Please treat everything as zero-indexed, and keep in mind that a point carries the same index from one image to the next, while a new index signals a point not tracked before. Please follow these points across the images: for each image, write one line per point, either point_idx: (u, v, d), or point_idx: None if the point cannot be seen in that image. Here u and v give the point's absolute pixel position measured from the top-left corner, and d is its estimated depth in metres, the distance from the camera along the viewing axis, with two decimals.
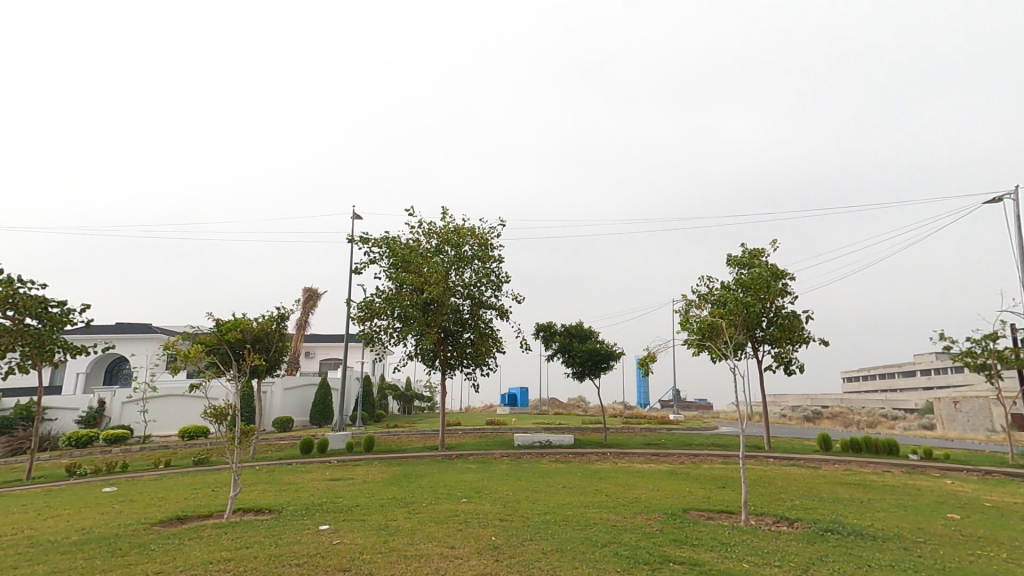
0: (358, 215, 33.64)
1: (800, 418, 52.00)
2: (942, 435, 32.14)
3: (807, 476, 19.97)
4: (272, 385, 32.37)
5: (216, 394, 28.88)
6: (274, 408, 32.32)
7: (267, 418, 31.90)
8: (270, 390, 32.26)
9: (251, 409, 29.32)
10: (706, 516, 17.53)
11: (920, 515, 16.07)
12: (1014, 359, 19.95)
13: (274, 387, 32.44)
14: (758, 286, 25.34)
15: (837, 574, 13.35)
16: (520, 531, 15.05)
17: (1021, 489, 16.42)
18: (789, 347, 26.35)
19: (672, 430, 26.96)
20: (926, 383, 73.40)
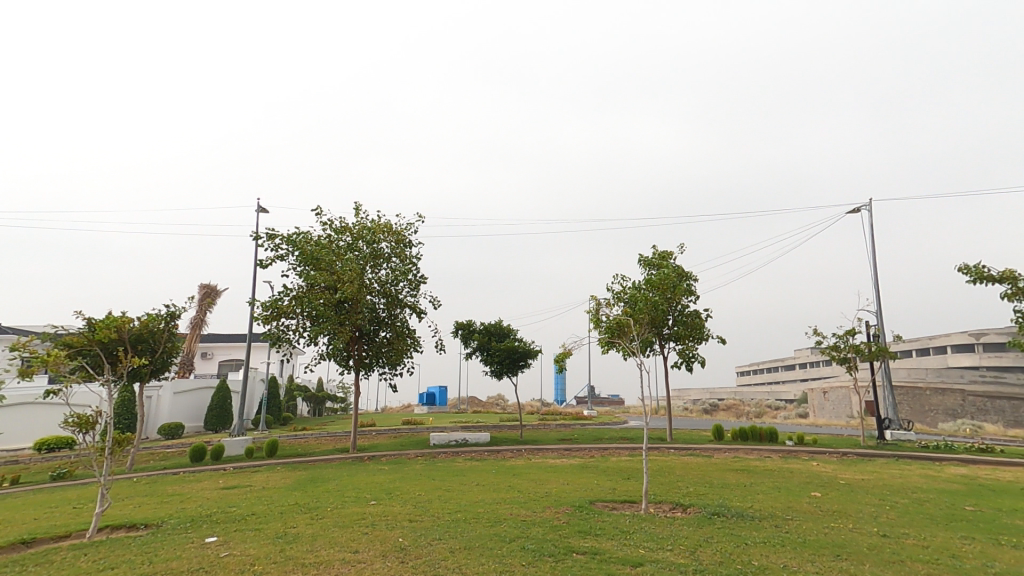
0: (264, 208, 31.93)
1: (698, 410, 56.31)
2: (815, 422, 36.30)
3: (701, 465, 21.72)
4: (158, 390, 29.84)
5: (85, 401, 26.12)
6: (161, 414, 29.86)
7: (151, 426, 29.37)
8: (156, 395, 29.74)
9: (130, 416, 26.85)
10: (610, 506, 18.58)
11: (790, 495, 18.08)
12: (867, 353, 23.00)
13: (161, 392, 29.95)
14: (665, 287, 27.09)
15: (718, 553, 14.71)
16: (429, 531, 15.14)
17: (869, 468, 19.00)
18: (691, 345, 28.42)
19: (585, 426, 28.19)
20: (805, 375, 82.33)
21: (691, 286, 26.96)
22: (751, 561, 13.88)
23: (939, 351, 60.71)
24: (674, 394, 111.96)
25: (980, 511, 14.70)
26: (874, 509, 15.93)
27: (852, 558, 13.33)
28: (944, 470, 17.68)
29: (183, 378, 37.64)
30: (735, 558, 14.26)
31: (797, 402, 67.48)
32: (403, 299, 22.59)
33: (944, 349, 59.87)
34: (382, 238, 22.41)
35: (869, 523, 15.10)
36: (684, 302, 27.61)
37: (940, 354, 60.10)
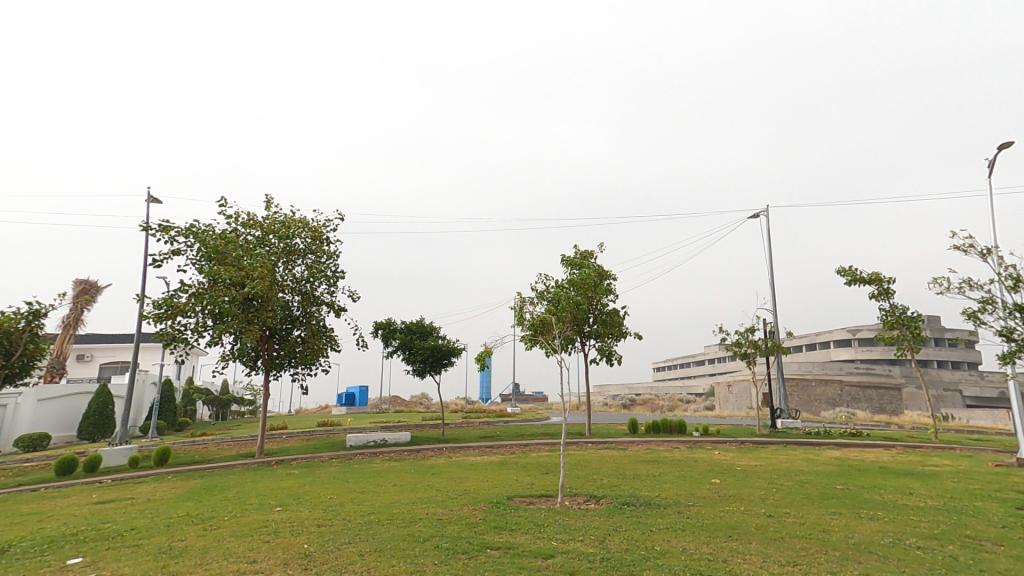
0: (156, 199, 29.34)
1: (615, 406, 58.52)
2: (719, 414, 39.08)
3: (616, 457, 22.65)
4: (17, 397, 26.86)
5: None
6: (20, 423, 26.90)
7: (8, 437, 26.32)
8: (14, 403, 26.77)
9: None
10: (527, 501, 18.92)
11: (693, 482, 19.33)
12: (765, 348, 25.02)
13: (20, 399, 26.97)
14: (586, 287, 27.97)
15: (625, 541, 15.40)
16: (339, 536, 14.64)
17: (762, 454, 20.72)
18: (610, 341, 29.54)
19: (507, 422, 28.55)
20: (711, 369, 88.23)
21: (611, 285, 28.01)
22: (654, 547, 14.68)
23: (824, 346, 67.38)
24: (597, 390, 116.37)
25: (848, 488, 16.49)
26: (763, 492, 17.40)
27: (741, 538, 14.48)
28: (822, 453, 19.67)
29: (50, 382, 33.72)
30: (640, 544, 15.04)
31: (705, 396, 72.24)
32: (320, 297, 21.73)
33: (828, 344, 66.47)
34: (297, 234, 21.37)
35: (758, 505, 16.46)
36: (605, 300, 28.64)
37: (825, 348, 66.73)
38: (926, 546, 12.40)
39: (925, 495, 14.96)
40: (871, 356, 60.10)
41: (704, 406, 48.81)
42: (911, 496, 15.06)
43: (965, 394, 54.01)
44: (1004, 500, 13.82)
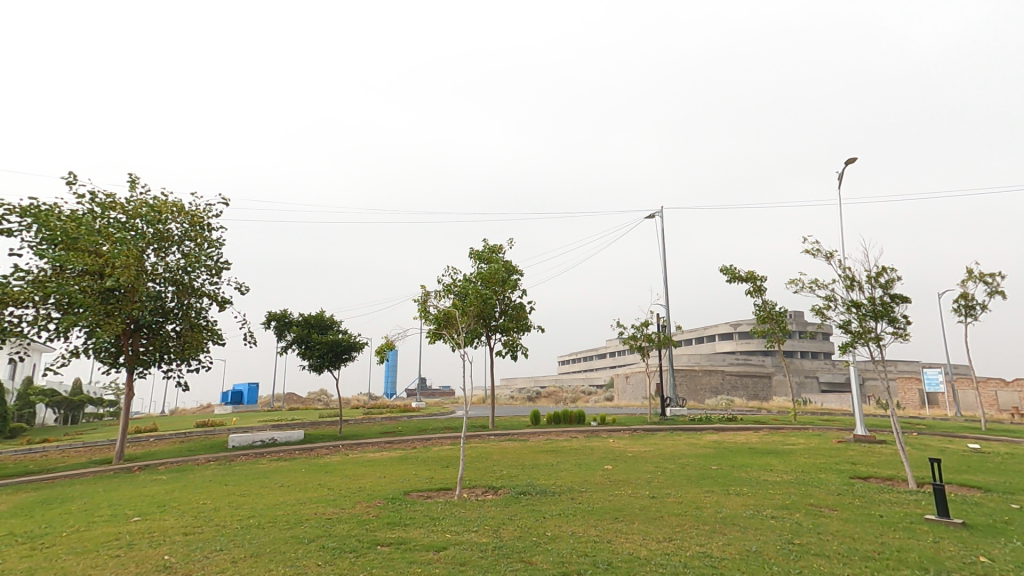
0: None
1: (519, 398, 59.77)
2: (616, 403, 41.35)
3: (516, 448, 22.95)
4: None
5: None
6: None
7: None
8: None
9: None
10: (425, 496, 17.70)
11: (587, 470, 20.02)
12: (657, 341, 26.71)
13: None
14: (494, 281, 28.20)
15: (518, 530, 15.53)
16: (209, 543, 13.18)
17: (650, 440, 22.04)
18: (516, 335, 29.97)
19: (411, 418, 28.03)
20: (612, 363, 93.15)
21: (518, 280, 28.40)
22: (541, 536, 14.62)
23: (710, 339, 73.66)
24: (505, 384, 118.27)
25: (721, 468, 18.00)
26: (649, 475, 18.48)
27: (626, 519, 15.07)
28: (703, 438, 21.30)
29: None
30: (529, 537, 14.74)
31: (605, 387, 76.04)
32: (200, 287, 19.86)
33: (713, 337, 72.73)
34: (170, 219, 19.30)
35: (644, 488, 17.39)
36: (511, 295, 28.98)
37: (711, 342, 72.90)
38: (779, 515, 13.78)
39: (782, 471, 16.69)
40: (749, 348, 66.68)
41: (603, 398, 51.20)
42: (772, 472, 16.74)
43: (821, 379, 61.32)
44: (842, 471, 15.81)
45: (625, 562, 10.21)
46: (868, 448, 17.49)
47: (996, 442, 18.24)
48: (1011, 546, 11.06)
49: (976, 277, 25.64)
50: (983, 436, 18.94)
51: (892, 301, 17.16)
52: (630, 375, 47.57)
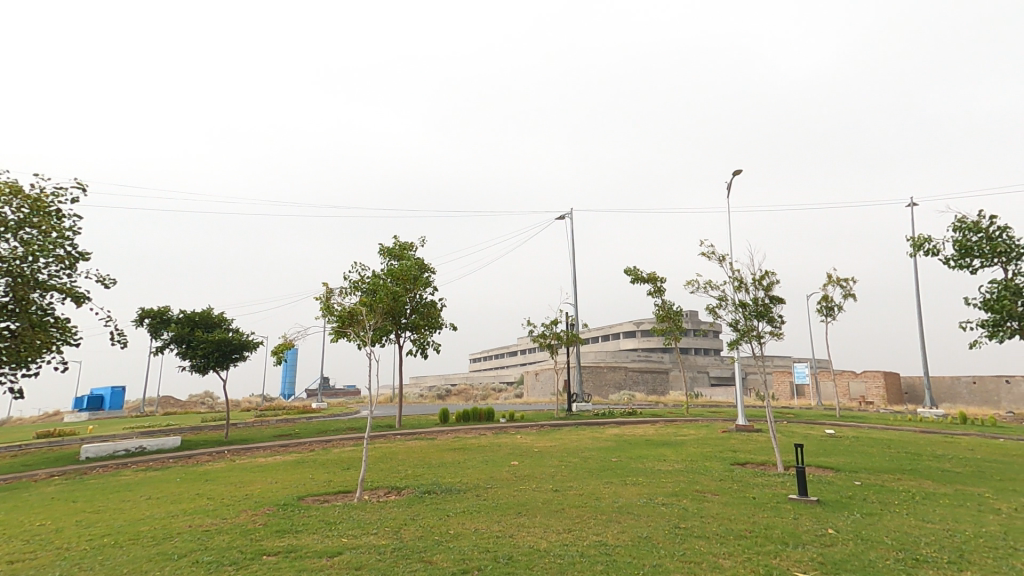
0: None
1: (429, 397, 58.80)
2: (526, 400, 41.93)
3: (423, 447, 22.36)
4: None
5: None
6: None
7: None
8: None
9: None
10: (320, 500, 16.12)
11: (493, 466, 19.69)
12: (565, 339, 27.46)
13: None
14: (406, 278, 27.26)
15: (428, 520, 12.82)
16: (45, 571, 11.28)
17: (556, 435, 22.53)
18: (427, 333, 29.32)
19: (310, 419, 26.36)
20: (522, 360, 94.78)
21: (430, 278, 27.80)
22: (449, 530, 11.89)
23: (615, 337, 77.52)
24: (415, 382, 115.95)
25: (620, 460, 18.80)
26: (554, 469, 18.80)
27: (529, 513, 13.61)
28: (605, 432, 22.17)
29: None
30: (436, 529, 12.01)
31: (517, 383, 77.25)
32: (47, 280, 17.10)
33: (618, 335, 76.70)
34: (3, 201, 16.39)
35: (548, 482, 17.59)
36: (423, 293, 28.29)
37: (615, 339, 76.71)
38: (669, 502, 14.60)
39: (674, 460, 17.77)
40: (649, 346, 71.00)
41: (513, 395, 51.83)
42: (665, 462, 17.76)
43: (712, 374, 66.91)
44: (724, 459, 17.18)
45: (525, 555, 10.15)
46: (747, 436, 19.18)
47: (846, 427, 20.85)
48: (853, 518, 12.61)
49: (835, 282, 29.23)
50: (837, 422, 21.58)
51: (770, 302, 18.97)
52: (539, 371, 48.72)
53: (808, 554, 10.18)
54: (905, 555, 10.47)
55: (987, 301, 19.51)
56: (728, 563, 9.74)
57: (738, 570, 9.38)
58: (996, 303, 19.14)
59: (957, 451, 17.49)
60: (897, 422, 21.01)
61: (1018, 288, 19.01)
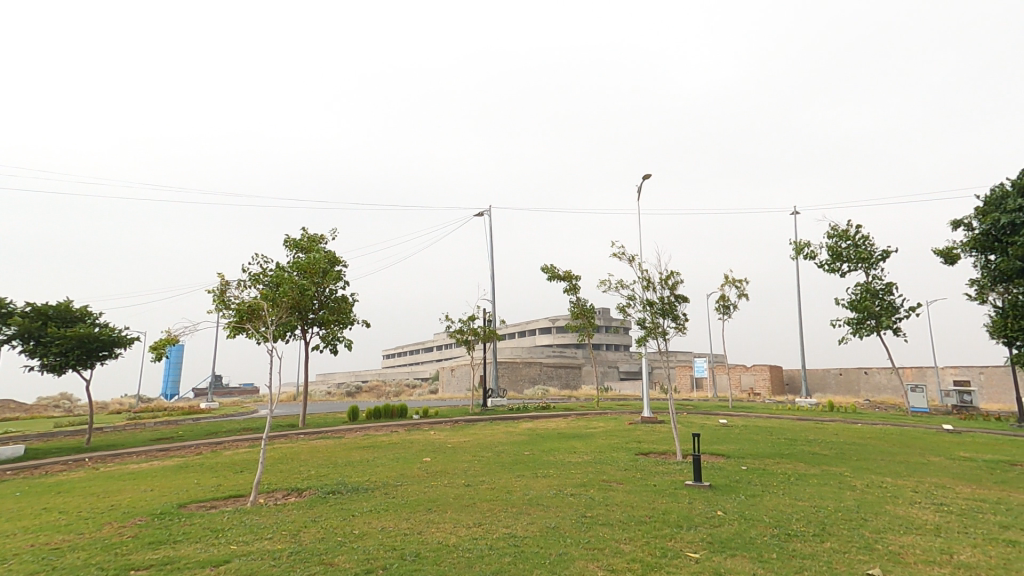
0: None
1: (338, 394, 56.07)
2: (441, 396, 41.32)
3: (328, 446, 21.09)
4: None
5: None
6: None
7: None
8: None
9: None
10: (205, 506, 14.56)
11: (404, 464, 18.99)
12: (482, 335, 27.36)
13: None
14: (314, 272, 25.64)
15: (330, 521, 11.99)
16: None
17: (470, 431, 22.30)
18: (337, 329, 27.80)
19: (198, 420, 23.88)
20: (438, 356, 93.54)
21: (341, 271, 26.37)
22: (353, 530, 11.20)
23: (531, 333, 79.03)
24: (324, 379, 110.25)
25: (532, 453, 19.00)
26: (467, 464, 18.56)
27: (439, 509, 13.24)
28: (518, 426, 22.33)
29: None
30: (338, 531, 11.26)
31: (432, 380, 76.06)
32: None
33: (534, 332, 78.24)
34: None
35: (460, 477, 17.30)
36: (334, 287, 26.76)
37: (532, 335, 78.26)
38: (576, 492, 14.96)
39: (582, 452, 18.28)
40: (564, 342, 73.14)
41: (428, 391, 50.92)
42: (574, 454, 18.24)
43: (621, 369, 70.37)
44: (629, 449, 17.98)
45: (432, 551, 9.81)
46: (651, 427, 20.25)
47: (737, 416, 22.74)
48: (739, 500, 13.72)
49: (731, 282, 31.90)
50: (729, 412, 23.47)
51: (675, 301, 20.20)
52: (455, 367, 48.27)
53: (699, 535, 10.86)
54: (779, 531, 11.54)
55: (852, 302, 22.36)
56: (628, 548, 10.10)
57: (637, 554, 9.75)
58: (860, 303, 21.93)
59: (825, 436, 19.74)
60: (779, 411, 23.30)
61: (876, 291, 21.99)
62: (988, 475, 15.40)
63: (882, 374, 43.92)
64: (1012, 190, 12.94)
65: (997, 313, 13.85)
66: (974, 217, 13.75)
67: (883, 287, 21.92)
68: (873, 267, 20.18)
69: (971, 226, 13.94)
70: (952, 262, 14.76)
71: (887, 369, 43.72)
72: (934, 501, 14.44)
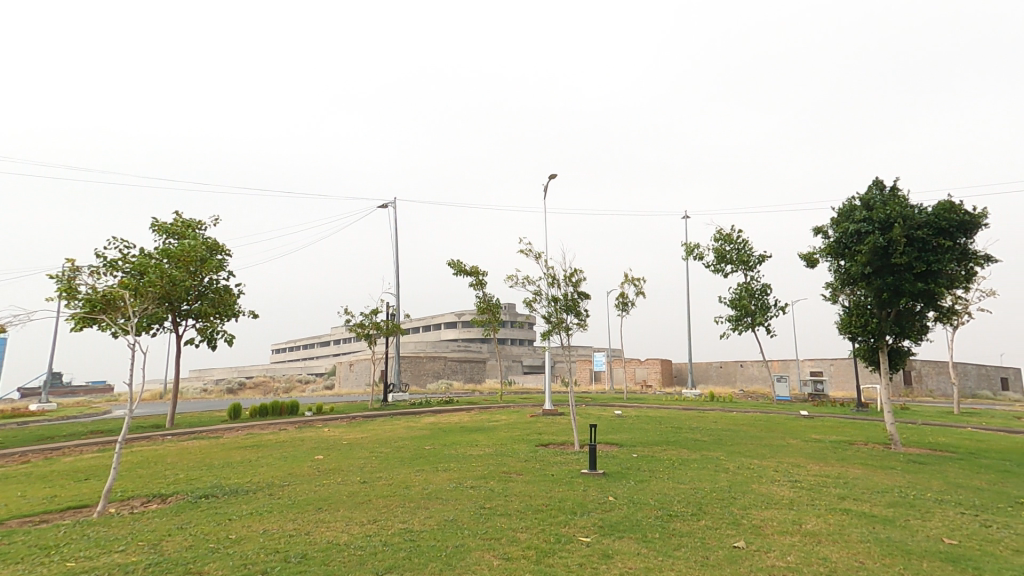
0: None
1: (218, 392, 50.83)
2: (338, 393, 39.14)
3: (203, 448, 18.82)
4: None
5: None
6: None
7: None
8: None
9: None
10: (35, 521, 12.19)
11: (292, 462, 17.53)
12: (385, 329, 26.22)
13: None
14: (189, 260, 22.78)
15: (201, 528, 10.56)
16: None
17: (368, 427, 21.22)
18: (217, 322, 24.98)
19: (31, 424, 20.12)
20: (336, 351, 88.79)
21: (222, 260, 23.71)
22: (228, 535, 9.99)
23: (436, 327, 77.90)
24: (202, 376, 99.73)
25: (433, 448, 18.50)
26: (363, 461, 17.57)
27: (331, 508, 12.32)
28: (420, 421, 21.68)
29: None
30: (210, 537, 9.98)
31: (327, 375, 71.93)
32: None
33: (439, 326, 77.22)
34: None
35: (355, 474, 16.32)
36: (213, 277, 24.00)
37: (437, 330, 77.19)
38: (476, 485, 14.80)
39: (484, 445, 18.20)
40: (468, 336, 73.00)
41: (323, 387, 48.00)
42: (476, 447, 18.08)
43: (524, 363, 71.86)
44: (530, 441, 18.23)
45: (321, 551, 9.05)
46: (551, 419, 20.74)
47: (630, 408, 24.11)
48: (629, 486, 14.45)
49: (630, 280, 33.80)
50: (624, 404, 24.80)
51: (578, 297, 20.87)
52: (353, 363, 46.01)
53: (591, 521, 11.20)
54: (663, 512, 12.30)
55: (733, 300, 24.76)
56: (525, 536, 10.12)
57: (532, 541, 9.80)
58: (740, 302, 24.33)
59: (705, 424, 21.60)
60: (667, 402, 25.09)
61: (753, 291, 24.55)
62: (832, 453, 17.82)
63: (754, 367, 49.37)
64: (859, 204, 15.03)
65: (845, 312, 15.99)
66: (830, 226, 15.76)
67: (758, 288, 24.50)
68: (751, 269, 22.44)
69: (829, 234, 15.91)
70: (813, 265, 16.79)
71: (758, 363, 49.19)
72: (790, 478, 16.37)
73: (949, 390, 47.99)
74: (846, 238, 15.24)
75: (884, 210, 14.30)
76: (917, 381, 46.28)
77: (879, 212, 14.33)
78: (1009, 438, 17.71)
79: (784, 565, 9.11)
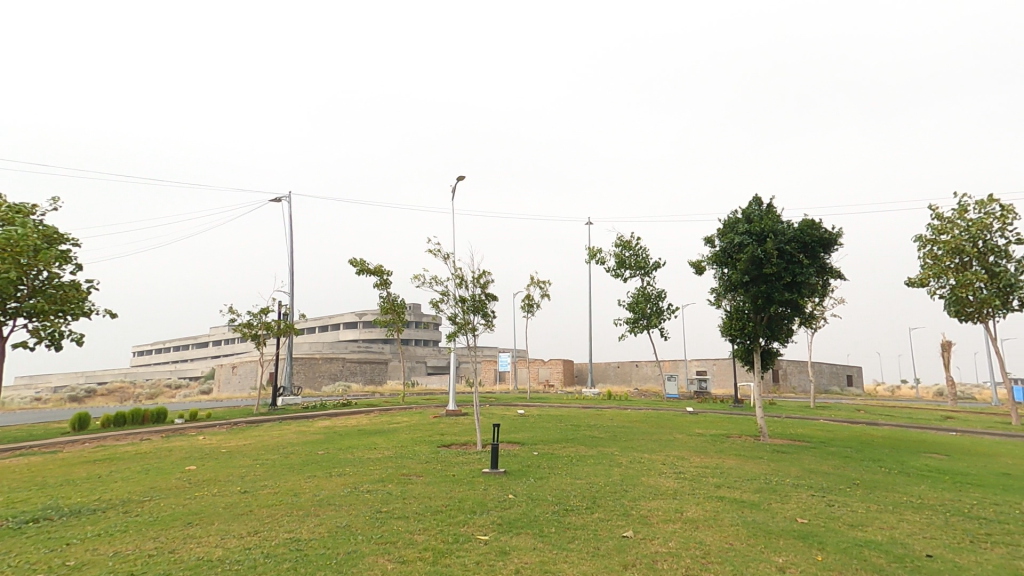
0: None
1: (62, 400, 43.53)
2: (217, 398, 35.30)
3: (36, 465, 15.77)
4: None
5: None
6: None
7: None
8: None
9: None
10: None
11: (156, 475, 15.29)
12: (276, 329, 24.12)
13: None
14: (19, 250, 19.12)
15: (25, 558, 8.70)
16: None
17: (252, 433, 19.29)
18: (61, 322, 21.25)
19: None
20: (216, 352, 80.43)
21: (65, 250, 20.21)
22: (63, 562, 8.32)
23: (334, 328, 73.81)
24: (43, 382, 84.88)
25: (327, 453, 17.23)
26: (244, 469, 15.86)
27: (202, 522, 10.87)
28: (313, 425, 20.16)
29: None
30: (37, 567, 8.24)
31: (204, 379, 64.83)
32: None
33: (338, 326, 73.29)
34: None
35: (234, 484, 14.63)
36: (52, 270, 20.36)
37: (336, 330, 73.15)
38: (373, 488, 13.99)
39: (383, 448, 17.33)
40: (370, 337, 70.07)
41: (199, 392, 43.05)
42: (374, 450, 17.16)
43: (428, 364, 70.55)
44: (432, 442, 17.71)
45: (187, 570, 7.87)
46: (454, 420, 20.37)
47: (533, 407, 24.51)
48: (528, 483, 14.57)
49: (537, 282, 34.51)
50: (527, 403, 25.17)
51: (486, 298, 20.80)
52: (237, 365, 41.89)
53: (490, 519, 11.04)
54: (559, 507, 12.53)
55: (631, 304, 26.24)
56: (421, 538, 9.70)
57: (430, 542, 9.41)
58: (638, 305, 25.86)
59: (602, 421, 22.59)
60: (569, 401, 25.91)
61: (650, 295, 26.21)
62: (711, 446, 19.49)
63: (647, 367, 52.95)
64: (742, 218, 16.68)
65: (727, 315, 17.61)
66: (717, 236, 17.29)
67: (654, 293, 26.19)
68: (647, 274, 23.97)
69: (715, 244, 17.45)
70: (701, 273, 18.30)
71: (651, 363, 52.80)
72: (675, 470, 17.61)
73: (807, 386, 55.32)
74: (729, 248, 16.82)
75: (761, 224, 16.00)
76: (782, 378, 52.66)
77: (757, 225, 16.04)
78: (849, 427, 20.64)
79: (666, 551, 9.64)
